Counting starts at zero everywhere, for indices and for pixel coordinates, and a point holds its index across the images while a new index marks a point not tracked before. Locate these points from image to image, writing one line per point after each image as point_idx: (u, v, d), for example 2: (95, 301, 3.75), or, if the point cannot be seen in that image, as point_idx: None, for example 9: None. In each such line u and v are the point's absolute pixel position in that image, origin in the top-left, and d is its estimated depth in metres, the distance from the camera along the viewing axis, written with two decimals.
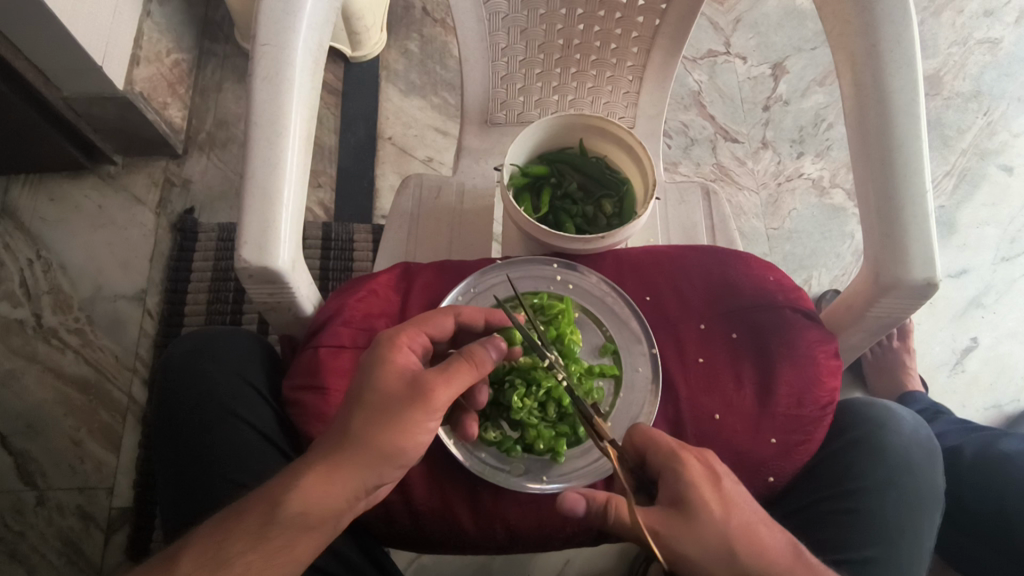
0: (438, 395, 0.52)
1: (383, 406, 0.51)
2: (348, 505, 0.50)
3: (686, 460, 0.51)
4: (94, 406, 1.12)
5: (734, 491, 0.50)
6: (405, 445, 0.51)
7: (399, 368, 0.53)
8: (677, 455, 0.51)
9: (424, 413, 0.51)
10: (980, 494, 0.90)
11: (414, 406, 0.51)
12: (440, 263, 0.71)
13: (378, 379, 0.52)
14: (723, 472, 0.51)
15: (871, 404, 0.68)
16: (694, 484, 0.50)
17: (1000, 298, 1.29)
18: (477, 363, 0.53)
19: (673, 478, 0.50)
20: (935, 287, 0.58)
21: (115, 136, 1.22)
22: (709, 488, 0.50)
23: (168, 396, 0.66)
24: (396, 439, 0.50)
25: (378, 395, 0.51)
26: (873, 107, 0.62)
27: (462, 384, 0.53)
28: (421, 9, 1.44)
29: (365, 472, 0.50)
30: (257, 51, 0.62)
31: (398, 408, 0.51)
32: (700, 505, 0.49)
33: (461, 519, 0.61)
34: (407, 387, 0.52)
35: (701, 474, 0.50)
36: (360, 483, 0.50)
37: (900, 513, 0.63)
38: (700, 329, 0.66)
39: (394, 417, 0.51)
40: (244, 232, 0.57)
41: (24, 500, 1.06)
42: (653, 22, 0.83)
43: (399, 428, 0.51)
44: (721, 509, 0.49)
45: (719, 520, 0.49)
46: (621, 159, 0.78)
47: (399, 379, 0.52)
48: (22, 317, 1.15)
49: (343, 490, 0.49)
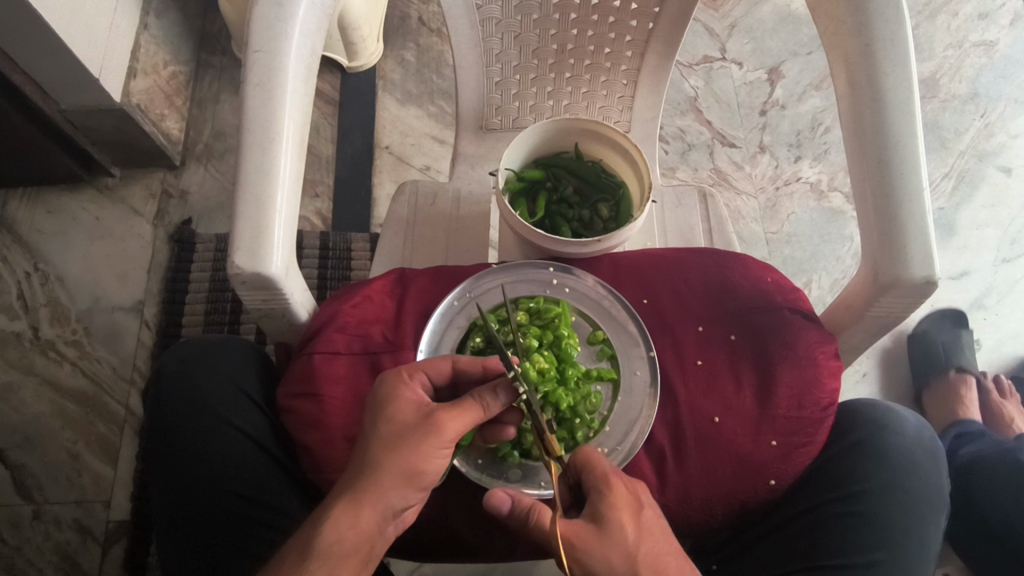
0: (449, 424, 0.51)
1: (397, 436, 0.50)
2: (377, 530, 0.49)
3: (616, 487, 0.49)
4: (92, 419, 1.11)
5: (654, 523, 0.49)
6: (424, 471, 0.50)
7: (409, 400, 0.52)
8: (608, 479, 0.50)
9: (438, 439, 0.50)
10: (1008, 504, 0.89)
11: (425, 435, 0.50)
12: (436, 269, 0.70)
13: (390, 412, 0.51)
14: (647, 502, 0.50)
15: (873, 406, 0.67)
16: (614, 507, 0.48)
17: (1001, 299, 1.29)
18: (483, 404, 0.52)
19: (597, 499, 0.49)
20: (934, 285, 0.58)
21: (113, 148, 1.22)
22: (628, 515, 0.48)
23: (162, 404, 0.65)
24: (416, 464, 0.49)
25: (392, 426, 0.51)
26: (868, 106, 0.62)
27: (472, 416, 0.51)
28: (418, 19, 1.45)
29: (388, 498, 0.49)
30: (249, 58, 0.62)
31: (412, 435, 0.50)
32: (615, 526, 0.48)
33: (459, 524, 0.61)
34: (419, 418, 0.51)
35: (625, 499, 0.49)
36: (387, 508, 0.49)
37: (906, 514, 0.62)
38: (698, 331, 0.66)
39: (409, 443, 0.50)
40: (236, 238, 0.56)
41: (20, 514, 1.05)
42: (647, 25, 0.83)
43: (416, 454, 0.50)
44: (634, 532, 0.48)
45: (631, 544, 0.47)
46: (616, 163, 0.78)
47: (411, 411, 0.52)
48: (19, 330, 1.15)
49: (372, 517, 0.48)
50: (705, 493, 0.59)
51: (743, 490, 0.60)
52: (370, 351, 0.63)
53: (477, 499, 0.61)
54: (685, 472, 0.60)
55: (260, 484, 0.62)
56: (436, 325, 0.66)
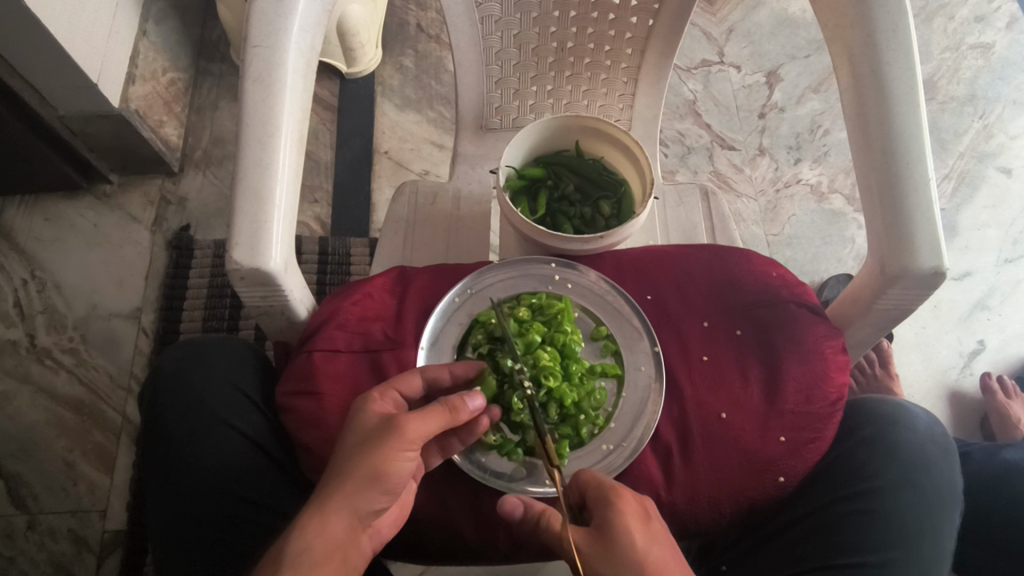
0: (412, 426, 0.50)
1: (363, 443, 0.50)
2: (348, 536, 0.47)
3: (624, 496, 0.48)
4: (88, 427, 1.10)
5: (663, 531, 0.47)
6: (393, 473, 0.49)
7: (375, 412, 0.52)
8: (615, 488, 0.49)
9: (403, 441, 0.49)
10: (978, 510, 0.89)
11: (388, 437, 0.49)
12: (437, 267, 0.69)
13: (355, 422, 0.51)
14: (656, 514, 0.49)
15: (883, 402, 0.66)
16: (622, 514, 0.47)
17: (1005, 300, 1.28)
18: (449, 409, 0.52)
19: (604, 508, 0.48)
20: (943, 276, 0.57)
21: (112, 154, 1.22)
22: (637, 523, 0.47)
23: (158, 405, 0.63)
24: (382, 463, 0.49)
25: (358, 434, 0.51)
26: (872, 97, 0.62)
27: (438, 420, 0.51)
28: (416, 26, 1.45)
29: (356, 501, 0.48)
30: (248, 53, 0.61)
31: (375, 440, 0.49)
32: (623, 531, 0.46)
33: (462, 526, 0.59)
34: (382, 424, 0.51)
35: (632, 506, 0.48)
36: (355, 513, 0.48)
37: (919, 512, 0.60)
38: (703, 327, 0.65)
39: (373, 446, 0.49)
40: (235, 233, 0.55)
41: (15, 524, 1.04)
42: (647, 22, 0.83)
43: (380, 454, 0.49)
44: (642, 540, 0.46)
45: (638, 551, 0.45)
46: (618, 160, 0.77)
47: (376, 420, 0.51)
48: (15, 338, 1.14)
49: (340, 522, 0.47)
50: (712, 490, 0.58)
51: (752, 488, 0.59)
52: (372, 349, 0.62)
53: (481, 498, 0.60)
54: (691, 470, 0.58)
55: (259, 486, 0.61)
56: (437, 321, 0.64)
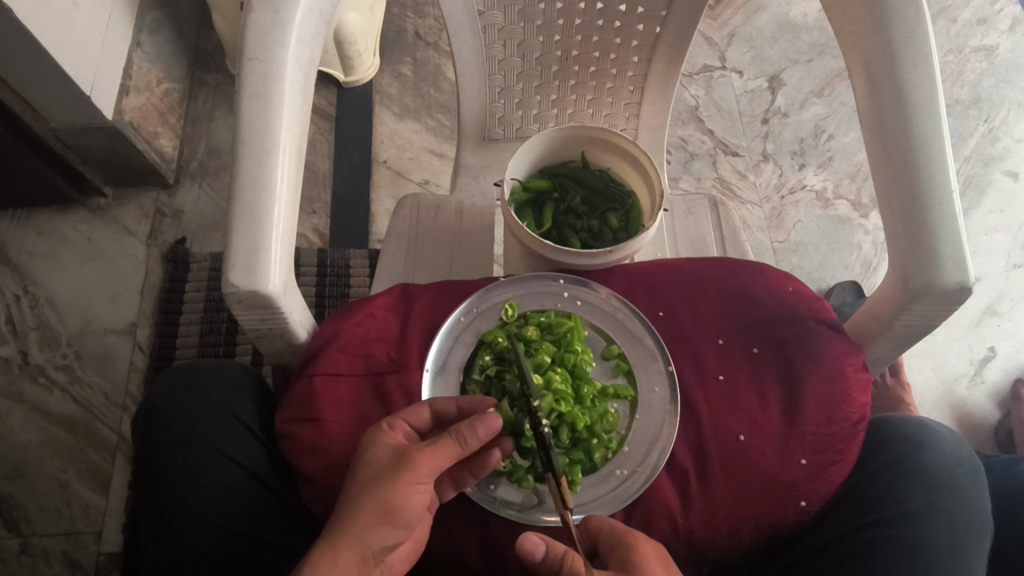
0: (422, 461, 0.48)
1: (375, 477, 0.48)
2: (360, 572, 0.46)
3: (641, 539, 0.47)
4: (82, 446, 1.07)
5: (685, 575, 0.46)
6: (404, 508, 0.47)
7: (388, 445, 0.50)
8: (630, 532, 0.48)
9: (413, 475, 0.48)
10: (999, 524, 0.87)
11: (400, 473, 0.48)
12: (441, 284, 0.67)
13: (369, 455, 0.49)
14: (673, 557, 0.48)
15: (907, 421, 0.64)
16: (644, 555, 0.46)
17: (1015, 306, 1.26)
18: (461, 440, 0.49)
19: (624, 550, 0.47)
20: (968, 292, 0.54)
21: (105, 167, 1.19)
22: (659, 564, 0.46)
23: (153, 437, 0.61)
24: (392, 500, 0.47)
25: (371, 466, 0.49)
26: (890, 106, 0.60)
27: (447, 453, 0.49)
28: (414, 34, 1.43)
29: (367, 537, 0.46)
30: (244, 66, 0.59)
31: (387, 475, 0.48)
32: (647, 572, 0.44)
33: (471, 557, 0.57)
34: (394, 458, 0.49)
35: (650, 548, 0.47)
36: (366, 550, 0.46)
37: (948, 537, 0.58)
38: (719, 345, 0.62)
39: (385, 482, 0.47)
40: (232, 255, 0.53)
41: (8, 548, 1.01)
42: (654, 30, 0.81)
43: (391, 491, 0.47)
44: None
45: None
46: (625, 172, 0.75)
47: (388, 452, 0.49)
48: (7, 355, 1.11)
49: (352, 558, 0.45)
50: (732, 516, 0.56)
51: (774, 513, 0.56)
52: (375, 372, 0.60)
53: (491, 528, 0.57)
54: (710, 495, 0.56)
55: (255, 520, 0.59)
56: (442, 342, 0.62)
